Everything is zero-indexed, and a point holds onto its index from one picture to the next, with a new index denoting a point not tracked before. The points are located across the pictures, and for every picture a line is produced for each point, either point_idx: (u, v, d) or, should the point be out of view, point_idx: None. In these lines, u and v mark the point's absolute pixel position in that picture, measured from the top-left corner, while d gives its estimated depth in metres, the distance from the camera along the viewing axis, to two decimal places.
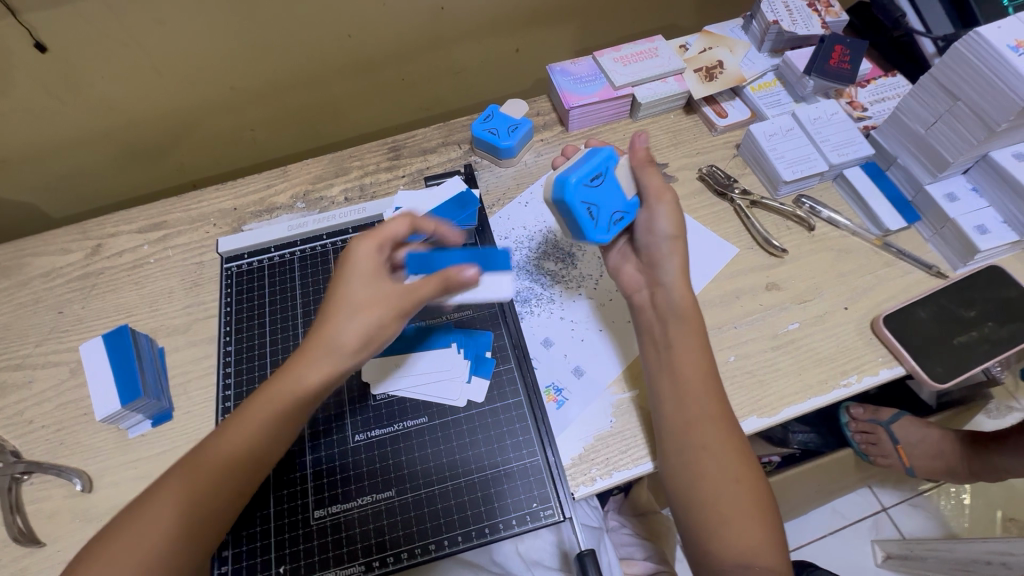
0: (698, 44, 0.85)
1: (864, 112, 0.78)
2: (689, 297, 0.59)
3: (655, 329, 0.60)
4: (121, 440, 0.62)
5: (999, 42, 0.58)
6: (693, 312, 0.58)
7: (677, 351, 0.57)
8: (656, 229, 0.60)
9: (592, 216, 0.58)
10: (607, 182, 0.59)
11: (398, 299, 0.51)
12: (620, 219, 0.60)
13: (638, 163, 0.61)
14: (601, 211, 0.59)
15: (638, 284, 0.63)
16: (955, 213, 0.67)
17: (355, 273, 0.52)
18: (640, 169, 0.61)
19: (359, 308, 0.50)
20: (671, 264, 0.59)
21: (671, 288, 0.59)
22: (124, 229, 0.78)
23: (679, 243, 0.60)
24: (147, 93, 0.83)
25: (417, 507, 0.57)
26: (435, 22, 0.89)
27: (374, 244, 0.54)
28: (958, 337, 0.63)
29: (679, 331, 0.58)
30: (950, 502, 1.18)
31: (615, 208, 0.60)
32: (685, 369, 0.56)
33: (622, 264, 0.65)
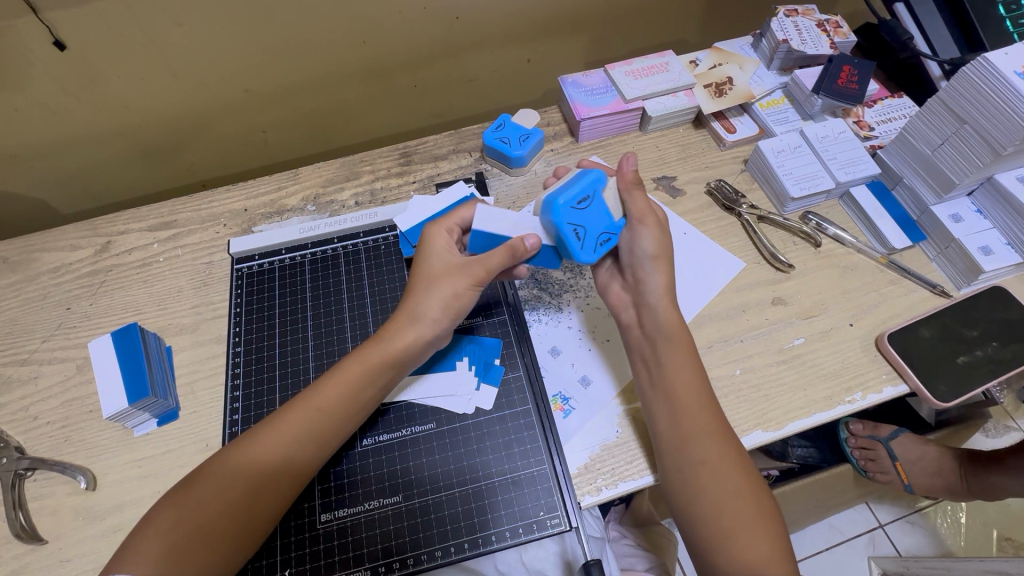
0: (708, 60, 0.86)
1: (871, 131, 0.79)
2: (676, 318, 0.59)
3: (645, 348, 0.60)
4: (126, 438, 0.62)
5: (1005, 68, 0.59)
6: (680, 331, 0.59)
7: (666, 370, 0.57)
8: (639, 249, 0.61)
9: (578, 235, 0.59)
10: (595, 204, 0.60)
11: (472, 265, 0.59)
12: (606, 241, 0.61)
13: (626, 185, 0.62)
14: (587, 230, 0.60)
15: (624, 302, 0.63)
16: (960, 233, 0.68)
17: (433, 249, 0.61)
18: (627, 193, 0.62)
19: (442, 281, 0.59)
20: (656, 283, 0.60)
21: (654, 307, 0.59)
22: (134, 226, 0.78)
23: (663, 263, 0.60)
24: (163, 93, 0.84)
25: (424, 514, 0.57)
26: (449, 31, 0.90)
27: (445, 228, 0.62)
28: (961, 356, 0.64)
29: (666, 350, 0.58)
30: (946, 520, 1.18)
31: (602, 229, 0.61)
32: (675, 387, 0.56)
33: (609, 283, 0.65)
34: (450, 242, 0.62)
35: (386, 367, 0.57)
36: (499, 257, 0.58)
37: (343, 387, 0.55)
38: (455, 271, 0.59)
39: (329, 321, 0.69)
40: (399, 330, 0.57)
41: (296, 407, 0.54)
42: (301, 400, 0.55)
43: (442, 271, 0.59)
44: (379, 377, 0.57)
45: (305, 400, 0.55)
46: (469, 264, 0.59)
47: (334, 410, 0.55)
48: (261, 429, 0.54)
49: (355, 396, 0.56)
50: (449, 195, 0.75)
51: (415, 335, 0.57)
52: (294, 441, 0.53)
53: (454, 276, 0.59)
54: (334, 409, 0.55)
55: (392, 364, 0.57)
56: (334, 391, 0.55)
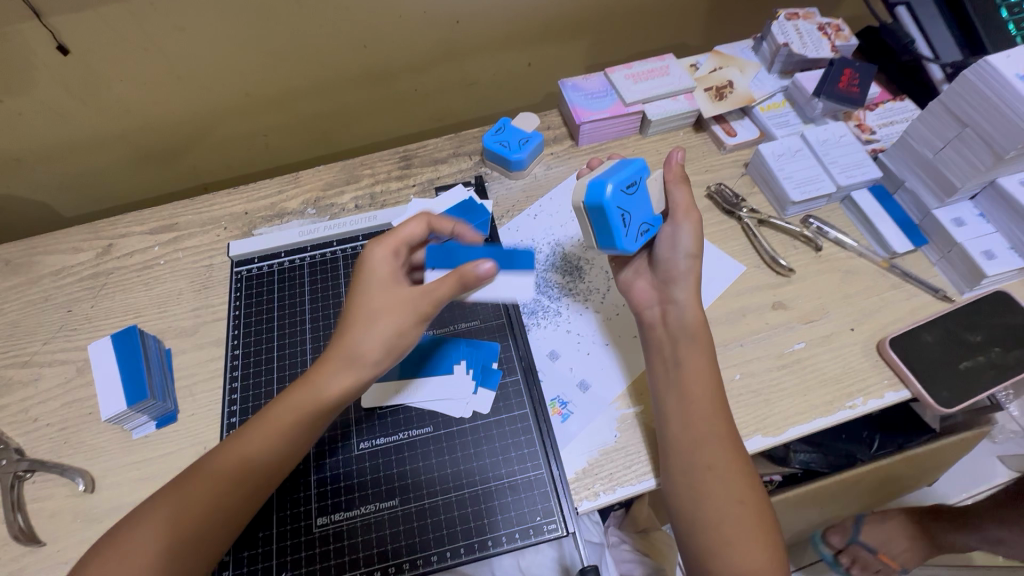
0: (708, 64, 0.86)
1: (873, 135, 0.78)
2: (700, 317, 0.59)
3: (667, 346, 0.59)
4: (125, 441, 0.62)
5: (1007, 70, 0.59)
6: (702, 331, 0.59)
7: (686, 369, 0.57)
8: (678, 245, 0.60)
9: (625, 222, 0.57)
10: (641, 195, 0.59)
11: (419, 298, 0.53)
12: (646, 232, 0.60)
13: (672, 180, 0.62)
14: (634, 217, 0.58)
15: (650, 299, 0.62)
16: (962, 237, 0.67)
17: (373, 276, 0.56)
18: (673, 185, 0.62)
19: (378, 317, 0.53)
20: (687, 281, 0.60)
21: (683, 305, 0.59)
22: (135, 229, 0.79)
23: (697, 263, 0.60)
24: (166, 97, 0.84)
25: (420, 518, 0.56)
26: (450, 35, 0.90)
27: (390, 248, 0.58)
28: (964, 361, 0.63)
29: (690, 349, 0.58)
30: None
31: (644, 219, 0.60)
32: (691, 391, 0.56)
33: (634, 280, 0.64)
34: (393, 263, 0.57)
35: (336, 398, 0.53)
36: (447, 288, 0.53)
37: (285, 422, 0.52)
38: (399, 307, 0.53)
39: (327, 324, 0.69)
40: (332, 375, 0.52)
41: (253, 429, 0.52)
42: (258, 422, 0.52)
43: (379, 305, 0.54)
44: (314, 422, 0.52)
45: (263, 420, 0.52)
46: (414, 297, 0.53)
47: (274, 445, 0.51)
48: (247, 432, 0.52)
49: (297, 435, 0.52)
50: (448, 199, 0.76)
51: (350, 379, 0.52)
52: (288, 443, 0.53)
53: (392, 309, 0.53)
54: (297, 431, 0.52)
55: (321, 410, 0.52)
56: (273, 429, 0.51)
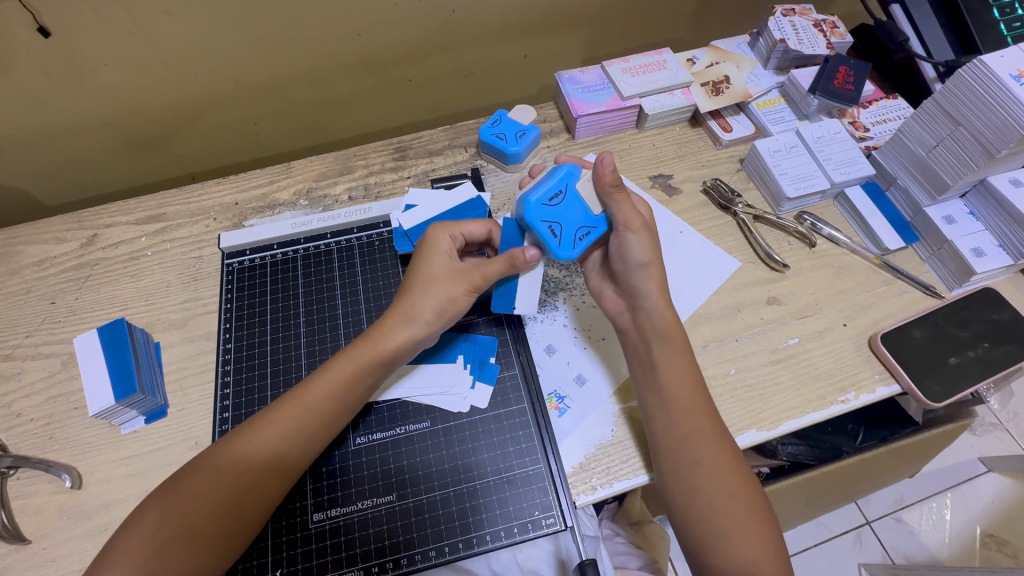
0: (705, 58, 0.85)
1: (866, 132, 0.79)
2: (672, 318, 0.59)
3: (640, 350, 0.60)
4: (113, 436, 0.61)
5: (1002, 71, 0.59)
6: (676, 332, 0.59)
7: (663, 369, 0.57)
8: (630, 255, 0.59)
9: (553, 233, 0.59)
10: (571, 199, 0.59)
11: (471, 272, 0.59)
12: (586, 234, 0.59)
13: (605, 187, 0.57)
14: (564, 225, 0.59)
15: (619, 307, 0.63)
16: (952, 235, 0.68)
17: (435, 252, 0.60)
18: (607, 195, 0.57)
19: (435, 284, 0.58)
20: (650, 288, 0.59)
21: (650, 310, 0.59)
22: (121, 219, 0.76)
23: (653, 270, 0.59)
24: (151, 83, 0.82)
25: (417, 513, 0.56)
26: (445, 25, 0.89)
27: (449, 233, 0.61)
28: (953, 357, 0.64)
29: (663, 352, 0.58)
30: (931, 516, 1.21)
31: (580, 222, 0.59)
32: (674, 388, 0.56)
33: (603, 288, 0.65)
34: (452, 248, 0.61)
35: (302, 425, 0.53)
36: (498, 267, 0.58)
37: (335, 391, 0.55)
38: (453, 276, 0.58)
39: (321, 318, 0.68)
40: (383, 320, 0.57)
41: (288, 401, 0.54)
42: (285, 394, 0.55)
43: (437, 272, 0.59)
44: (370, 373, 0.56)
45: (296, 397, 0.54)
46: (468, 270, 0.59)
47: (318, 404, 0.54)
48: (250, 428, 0.53)
49: (258, 479, 0.51)
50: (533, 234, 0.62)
51: (397, 327, 0.57)
52: (283, 437, 0.52)
53: (448, 278, 0.58)
54: (301, 420, 0.53)
55: (382, 361, 0.56)
56: (316, 386, 0.54)
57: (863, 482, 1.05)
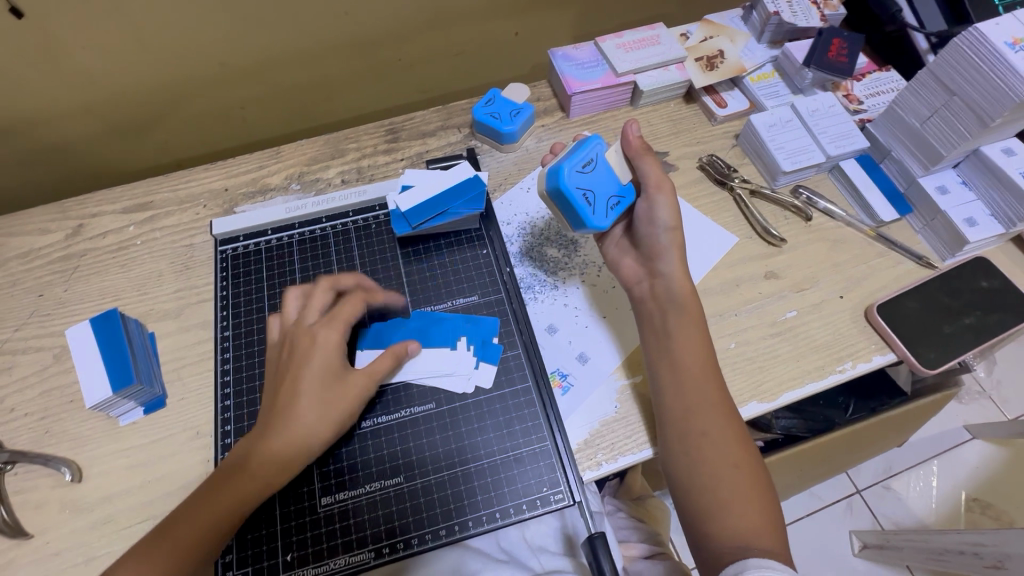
0: (699, 33, 0.85)
1: (861, 105, 0.79)
2: (690, 289, 0.61)
3: (655, 318, 0.61)
4: (111, 428, 0.60)
5: (996, 38, 0.59)
6: (692, 301, 0.60)
7: (679, 339, 0.58)
8: (656, 220, 0.62)
9: (588, 201, 0.60)
10: (600, 168, 0.62)
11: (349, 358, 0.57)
12: (615, 204, 0.62)
13: (635, 152, 0.63)
14: (596, 195, 0.61)
15: (638, 275, 0.64)
16: (946, 205, 0.69)
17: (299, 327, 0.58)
18: (638, 159, 0.63)
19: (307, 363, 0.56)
20: (671, 253, 0.61)
21: (671, 277, 0.61)
22: (107, 209, 0.74)
23: (677, 235, 0.62)
24: (131, 67, 0.79)
25: (426, 494, 0.56)
26: (434, 2, 0.87)
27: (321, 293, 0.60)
28: (946, 325, 0.66)
29: (678, 320, 0.59)
30: (918, 483, 1.24)
31: (611, 193, 0.62)
32: (688, 357, 0.57)
33: (621, 258, 0.66)
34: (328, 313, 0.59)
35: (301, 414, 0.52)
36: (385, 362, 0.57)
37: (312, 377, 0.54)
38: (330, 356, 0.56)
39: None
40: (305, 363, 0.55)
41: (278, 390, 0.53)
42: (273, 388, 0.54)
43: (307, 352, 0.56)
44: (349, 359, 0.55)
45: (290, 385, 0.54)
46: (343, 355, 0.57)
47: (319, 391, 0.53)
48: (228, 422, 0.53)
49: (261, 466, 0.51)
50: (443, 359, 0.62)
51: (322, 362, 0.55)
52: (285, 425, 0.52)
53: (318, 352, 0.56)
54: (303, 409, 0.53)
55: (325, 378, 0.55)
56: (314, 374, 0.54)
57: (854, 451, 1.07)
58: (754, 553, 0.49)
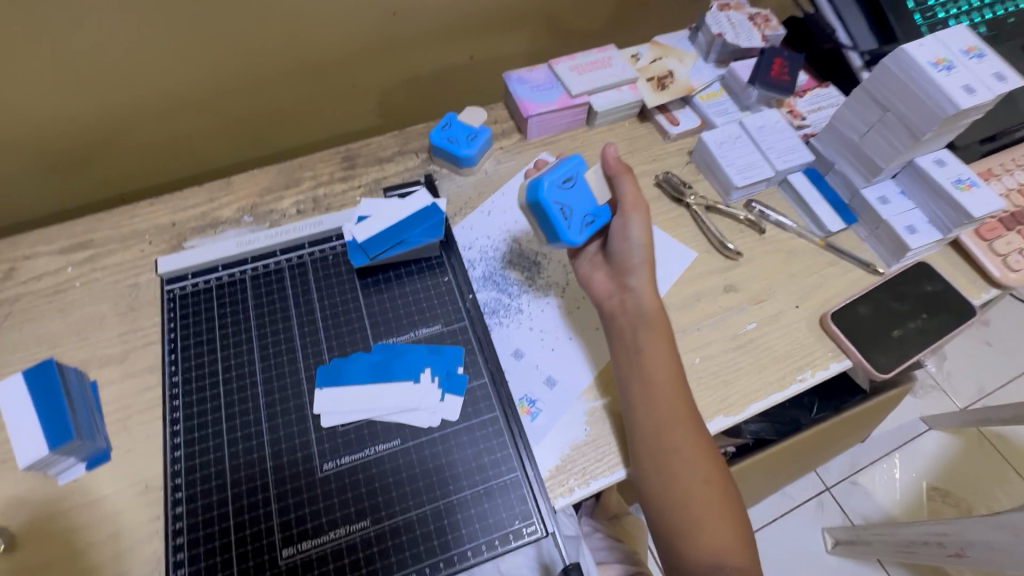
0: (649, 54, 0.87)
1: (804, 120, 0.82)
2: (658, 305, 0.61)
3: (626, 334, 0.61)
4: (49, 488, 0.56)
5: (920, 58, 0.63)
6: (660, 316, 0.61)
7: (648, 356, 0.59)
8: (631, 235, 0.63)
9: (565, 215, 0.62)
10: (580, 187, 0.64)
11: None
12: (591, 222, 0.64)
13: (613, 170, 0.65)
14: (573, 211, 0.62)
15: (609, 291, 0.64)
16: (888, 214, 0.72)
17: None
18: (618, 176, 0.64)
19: None
20: (643, 269, 0.63)
21: (639, 292, 0.62)
22: (42, 250, 0.70)
23: (650, 252, 0.64)
24: (66, 99, 0.75)
25: (394, 536, 0.54)
26: (386, 27, 0.87)
27: None
28: (896, 329, 0.68)
29: (648, 335, 0.60)
30: (882, 478, 1.29)
31: (587, 211, 0.63)
32: (658, 374, 0.58)
33: (592, 273, 0.66)
34: None
35: None
36: None
37: None
38: None
39: (277, 342, 0.64)
40: None
41: None
42: None
43: None
44: None
45: None
46: None
47: None
48: None
49: None
50: (396, 395, 0.59)
51: None
52: None
53: None
54: None
55: None
56: None
57: (820, 451, 1.10)
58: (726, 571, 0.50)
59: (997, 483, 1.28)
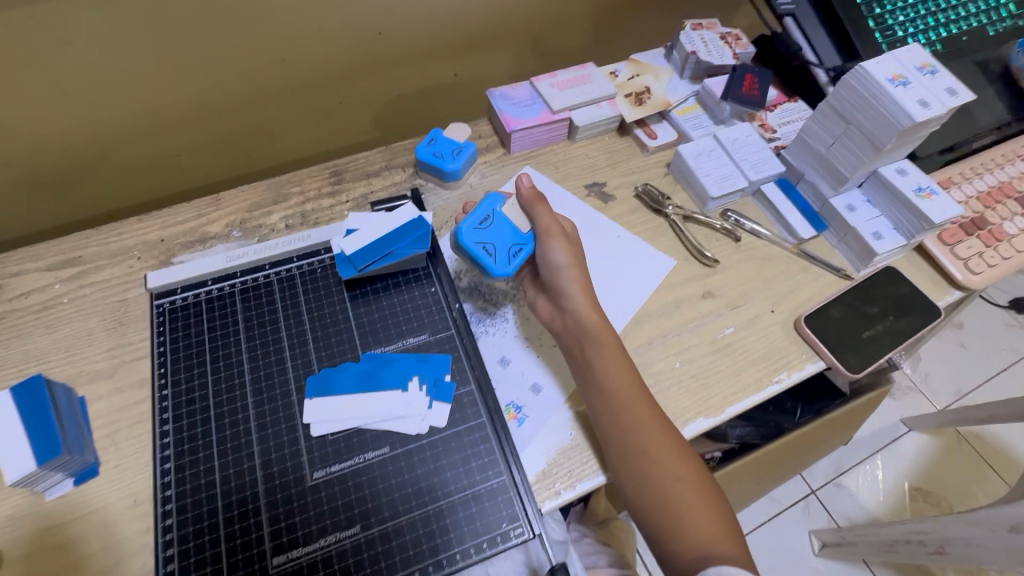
0: (627, 71, 0.90)
1: (774, 133, 0.86)
2: (598, 319, 0.63)
3: (576, 352, 0.63)
4: (37, 504, 0.56)
5: (878, 75, 0.67)
6: (602, 329, 0.63)
7: (604, 365, 0.60)
8: (553, 262, 0.65)
9: (487, 251, 0.66)
10: (500, 221, 0.68)
11: None
12: (518, 252, 0.66)
13: (528, 201, 0.68)
14: (497, 245, 0.66)
15: (550, 314, 0.66)
16: (856, 221, 0.75)
17: None
18: (531, 207, 0.68)
19: None
20: (573, 290, 0.64)
21: (575, 309, 0.64)
22: (30, 267, 0.70)
23: (574, 271, 0.65)
24: (54, 119, 0.76)
25: (384, 542, 0.55)
26: (372, 47, 0.89)
27: None
28: (866, 331, 0.71)
29: (596, 351, 0.61)
30: (865, 479, 1.31)
31: (512, 242, 0.67)
32: (612, 384, 0.59)
33: (535, 299, 0.68)
34: None
35: None
36: None
37: None
38: None
39: (267, 354, 0.65)
40: None
41: None
42: None
43: None
44: None
45: None
46: None
47: None
48: None
49: None
50: (385, 404, 0.60)
51: None
52: None
53: None
54: None
55: None
56: None
57: (803, 454, 1.12)
58: (711, 561, 0.52)
59: (975, 482, 1.31)
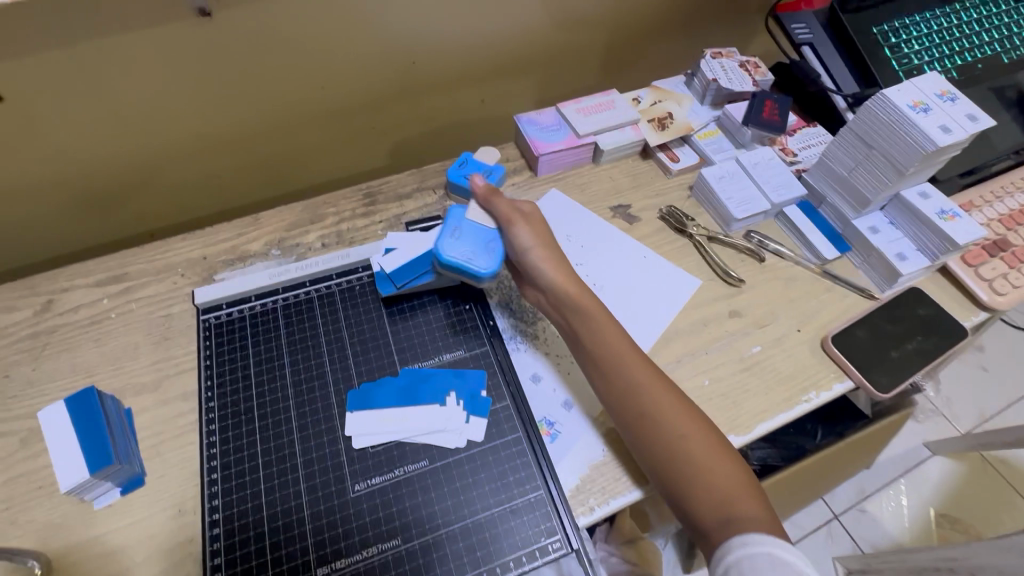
0: (649, 97, 0.93)
1: (796, 157, 0.88)
2: (577, 289, 0.65)
3: (567, 325, 0.66)
4: (85, 512, 0.57)
5: (899, 101, 0.69)
6: (587, 296, 0.65)
7: (597, 336, 0.63)
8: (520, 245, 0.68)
9: (469, 258, 0.68)
10: (468, 227, 0.70)
11: None
12: (495, 247, 0.69)
13: (484, 196, 0.71)
14: (473, 248, 0.69)
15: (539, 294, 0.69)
16: (879, 243, 0.77)
17: None
18: (489, 201, 0.71)
19: None
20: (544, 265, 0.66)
21: (552, 285, 0.66)
22: (80, 282, 0.73)
23: (541, 250, 0.67)
24: (107, 141, 0.81)
25: (424, 554, 0.56)
26: (405, 75, 0.93)
27: None
28: (893, 350, 0.72)
29: (581, 318, 0.64)
30: (890, 505, 1.29)
31: (487, 240, 0.69)
32: (602, 352, 0.62)
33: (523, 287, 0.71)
34: None
35: None
36: None
37: None
38: None
39: (308, 369, 0.66)
40: None
41: None
42: None
43: None
44: None
45: None
46: None
47: None
48: None
49: None
50: (422, 418, 0.62)
51: None
52: None
53: None
54: None
55: None
56: None
57: (827, 477, 1.11)
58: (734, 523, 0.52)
59: (1003, 508, 1.28)
